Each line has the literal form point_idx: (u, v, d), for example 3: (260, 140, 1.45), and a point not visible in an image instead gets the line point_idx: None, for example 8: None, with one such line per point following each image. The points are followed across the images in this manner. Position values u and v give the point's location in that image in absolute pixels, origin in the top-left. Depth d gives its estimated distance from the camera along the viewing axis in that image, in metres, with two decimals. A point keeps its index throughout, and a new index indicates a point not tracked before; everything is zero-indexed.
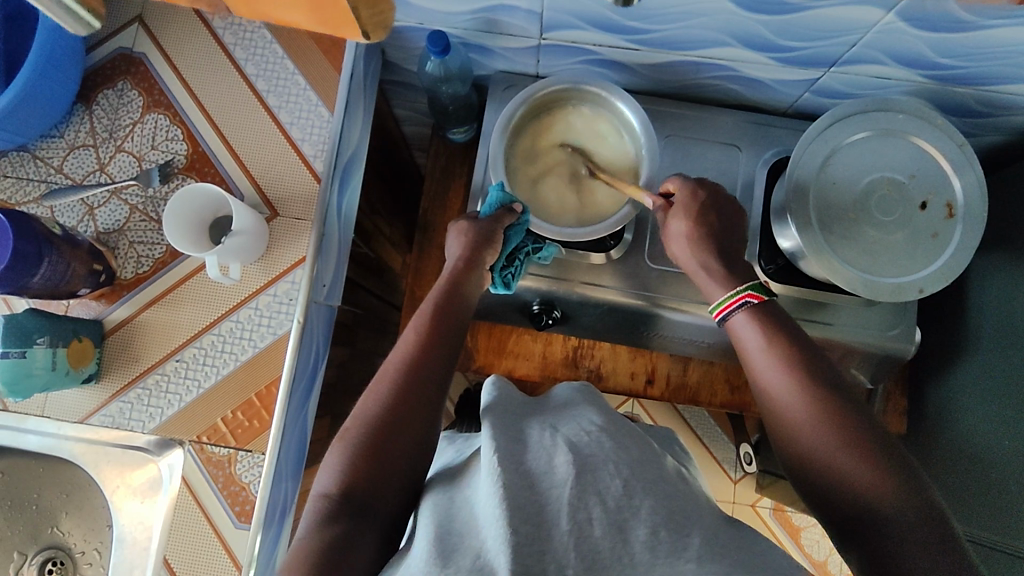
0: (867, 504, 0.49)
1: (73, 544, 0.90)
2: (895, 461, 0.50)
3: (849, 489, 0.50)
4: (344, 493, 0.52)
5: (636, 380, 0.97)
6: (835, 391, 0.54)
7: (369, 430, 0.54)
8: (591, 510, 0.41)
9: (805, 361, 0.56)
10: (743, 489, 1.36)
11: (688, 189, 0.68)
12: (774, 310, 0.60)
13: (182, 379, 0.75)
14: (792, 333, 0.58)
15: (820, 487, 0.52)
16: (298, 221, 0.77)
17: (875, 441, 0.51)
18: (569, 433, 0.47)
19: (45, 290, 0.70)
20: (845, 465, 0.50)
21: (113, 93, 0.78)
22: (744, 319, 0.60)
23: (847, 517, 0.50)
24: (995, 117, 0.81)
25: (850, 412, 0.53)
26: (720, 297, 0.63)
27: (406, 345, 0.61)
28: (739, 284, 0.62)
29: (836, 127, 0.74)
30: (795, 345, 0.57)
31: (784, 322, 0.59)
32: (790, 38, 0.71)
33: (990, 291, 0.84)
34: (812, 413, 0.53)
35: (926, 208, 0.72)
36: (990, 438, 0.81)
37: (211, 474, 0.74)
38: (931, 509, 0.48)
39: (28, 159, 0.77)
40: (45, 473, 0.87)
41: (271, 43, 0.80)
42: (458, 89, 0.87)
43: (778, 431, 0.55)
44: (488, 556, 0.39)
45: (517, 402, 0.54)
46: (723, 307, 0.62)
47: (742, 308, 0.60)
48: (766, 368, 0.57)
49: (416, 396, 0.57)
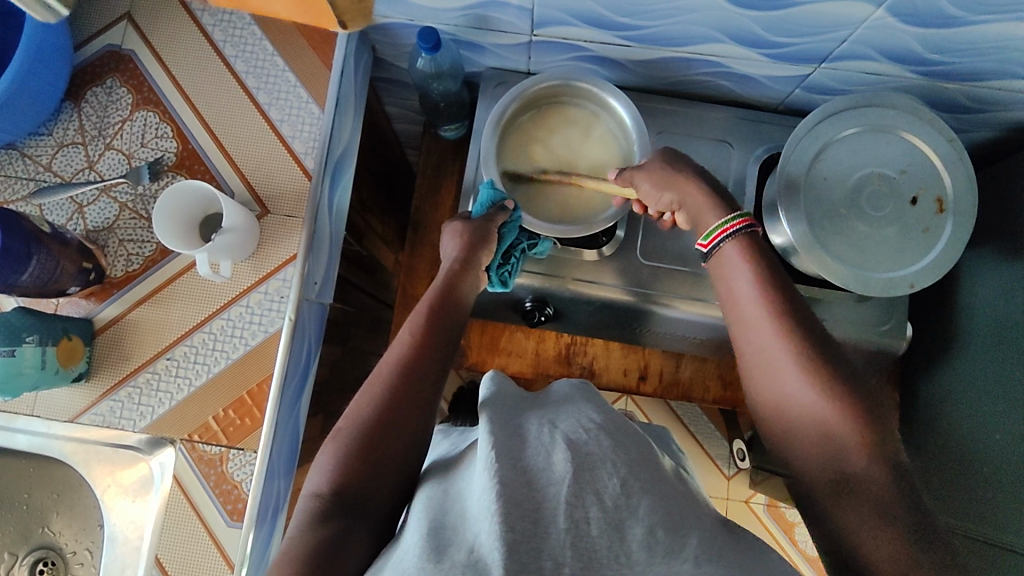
0: (831, 433, 0.51)
1: (65, 544, 0.89)
2: (859, 394, 0.52)
3: (825, 437, 0.52)
4: (337, 492, 0.51)
5: (629, 376, 0.98)
6: (807, 323, 0.55)
7: (362, 428, 0.54)
8: (588, 509, 0.41)
9: (788, 305, 0.56)
10: (737, 485, 1.37)
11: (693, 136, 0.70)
12: (762, 246, 0.60)
13: (173, 377, 0.74)
14: (779, 272, 0.58)
15: (794, 433, 0.54)
16: (290, 218, 0.77)
17: (846, 379, 0.53)
18: (568, 430, 0.47)
19: (34, 289, 0.69)
20: (817, 396, 0.52)
21: (102, 90, 0.78)
22: (733, 250, 0.60)
23: (811, 464, 0.52)
24: (984, 113, 0.82)
25: (819, 346, 0.54)
26: (713, 223, 0.62)
27: (400, 344, 0.61)
28: (733, 211, 0.62)
29: (827, 123, 0.74)
30: (780, 288, 0.57)
31: (768, 255, 0.60)
32: (782, 34, 0.71)
33: (980, 285, 0.84)
34: (786, 344, 0.54)
35: (916, 202, 0.73)
36: (979, 434, 0.82)
37: (203, 472, 0.74)
38: (887, 444, 0.51)
39: (16, 157, 0.77)
40: (36, 473, 0.87)
41: (261, 39, 0.79)
42: (450, 86, 0.86)
43: (754, 373, 0.56)
44: (483, 551, 0.39)
45: (512, 396, 0.54)
46: (717, 234, 0.61)
47: (732, 240, 0.60)
48: (747, 301, 0.57)
49: (408, 394, 0.57)
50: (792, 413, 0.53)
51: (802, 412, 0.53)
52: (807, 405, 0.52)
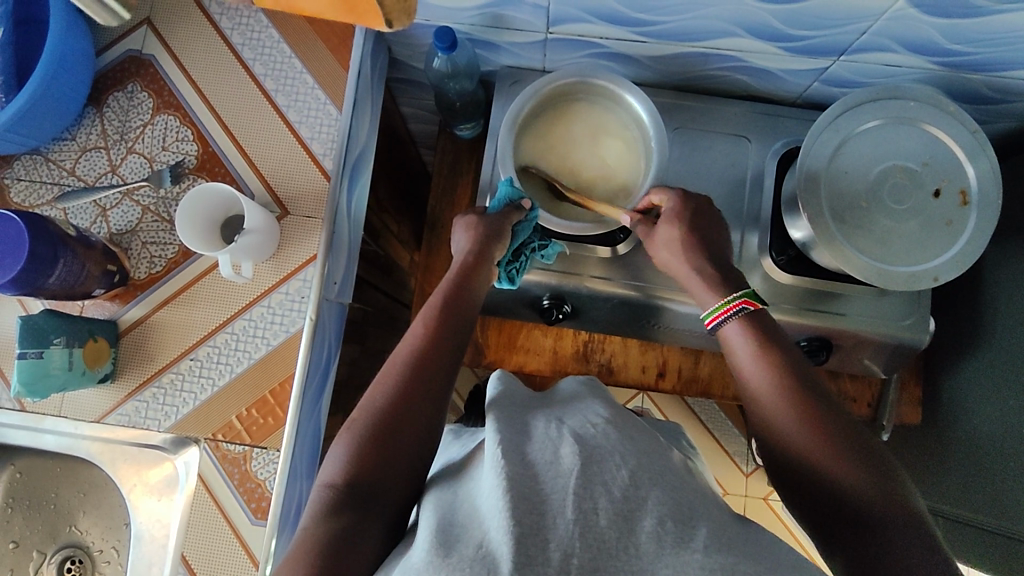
0: (854, 507, 0.49)
1: (92, 543, 0.91)
2: (878, 468, 0.51)
3: (845, 503, 0.50)
4: (350, 484, 0.52)
5: (647, 373, 0.97)
6: (813, 390, 0.55)
7: (379, 422, 0.54)
8: (597, 500, 0.40)
9: (794, 374, 0.56)
10: (755, 483, 1.36)
11: (679, 200, 0.68)
12: (764, 320, 0.60)
13: (197, 377, 0.75)
14: (783, 342, 0.59)
15: (814, 499, 0.52)
16: (309, 219, 0.78)
17: (863, 451, 0.51)
18: (575, 425, 0.47)
19: (60, 291, 0.70)
20: (836, 476, 0.51)
21: (123, 95, 0.79)
22: (737, 328, 0.60)
23: (837, 528, 0.50)
24: (1006, 104, 0.81)
25: (832, 419, 0.53)
26: (714, 303, 0.63)
27: (414, 338, 0.61)
28: (732, 291, 0.62)
29: (846, 116, 0.73)
30: (786, 357, 0.57)
31: (772, 328, 0.60)
32: (800, 27, 0.71)
33: (1004, 279, 0.83)
34: (799, 417, 0.53)
35: (940, 195, 0.72)
36: (1009, 430, 0.80)
37: (227, 471, 0.75)
38: (910, 509, 0.49)
39: (41, 162, 0.78)
40: (64, 473, 0.88)
41: (279, 42, 0.80)
42: (465, 85, 0.86)
43: (768, 440, 0.55)
44: (491, 546, 0.39)
45: (524, 398, 0.54)
46: (717, 314, 0.62)
47: (736, 317, 0.60)
48: (755, 377, 0.57)
49: (424, 389, 0.57)
50: (814, 490, 0.52)
51: (821, 487, 0.51)
52: (825, 480, 0.51)
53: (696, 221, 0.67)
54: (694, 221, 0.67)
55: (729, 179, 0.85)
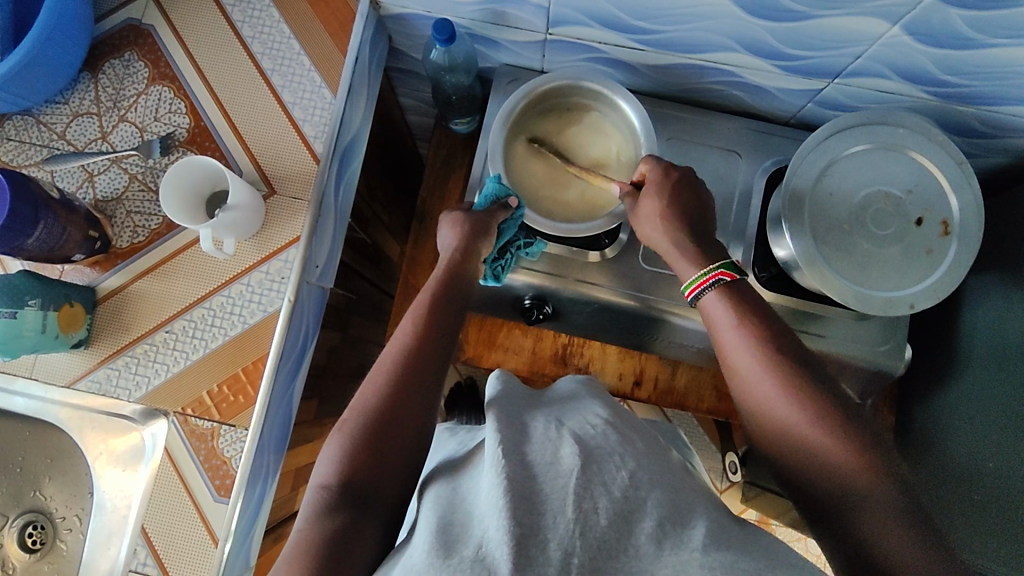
0: (835, 476, 0.50)
1: (55, 509, 0.90)
2: (857, 430, 0.51)
3: (825, 469, 0.50)
4: (343, 483, 0.52)
5: (623, 380, 0.98)
6: (797, 360, 0.55)
7: (367, 419, 0.55)
8: (597, 500, 0.40)
9: (772, 343, 0.56)
10: (728, 499, 1.36)
11: (660, 169, 0.68)
12: (744, 290, 0.60)
13: (170, 350, 0.75)
14: (762, 312, 0.58)
15: (796, 466, 0.52)
16: (295, 200, 0.78)
17: (844, 415, 0.52)
18: (574, 426, 0.47)
19: (39, 253, 0.70)
20: (814, 441, 0.51)
21: (119, 63, 0.79)
22: (716, 300, 0.60)
23: (820, 492, 0.51)
24: (996, 139, 0.81)
25: (810, 385, 0.53)
26: (692, 274, 0.63)
27: (402, 335, 0.61)
28: (710, 262, 0.62)
29: (835, 138, 0.74)
30: (762, 325, 0.57)
31: (754, 300, 0.59)
32: (797, 47, 0.71)
33: (983, 312, 0.84)
34: (778, 385, 0.54)
35: (921, 224, 0.72)
36: (974, 457, 0.81)
37: (194, 446, 0.75)
38: (889, 470, 0.49)
39: (31, 123, 0.78)
40: (31, 437, 0.88)
41: (279, 22, 0.80)
42: (463, 80, 0.87)
43: (748, 407, 0.56)
44: (490, 546, 0.38)
45: (520, 396, 0.54)
46: (696, 284, 0.62)
47: (714, 287, 0.61)
48: (733, 345, 0.57)
49: (410, 386, 0.57)
50: (795, 456, 0.52)
51: (798, 452, 0.52)
52: (802, 442, 0.52)
53: (677, 189, 0.67)
54: (678, 186, 0.67)
55: (719, 192, 0.85)
